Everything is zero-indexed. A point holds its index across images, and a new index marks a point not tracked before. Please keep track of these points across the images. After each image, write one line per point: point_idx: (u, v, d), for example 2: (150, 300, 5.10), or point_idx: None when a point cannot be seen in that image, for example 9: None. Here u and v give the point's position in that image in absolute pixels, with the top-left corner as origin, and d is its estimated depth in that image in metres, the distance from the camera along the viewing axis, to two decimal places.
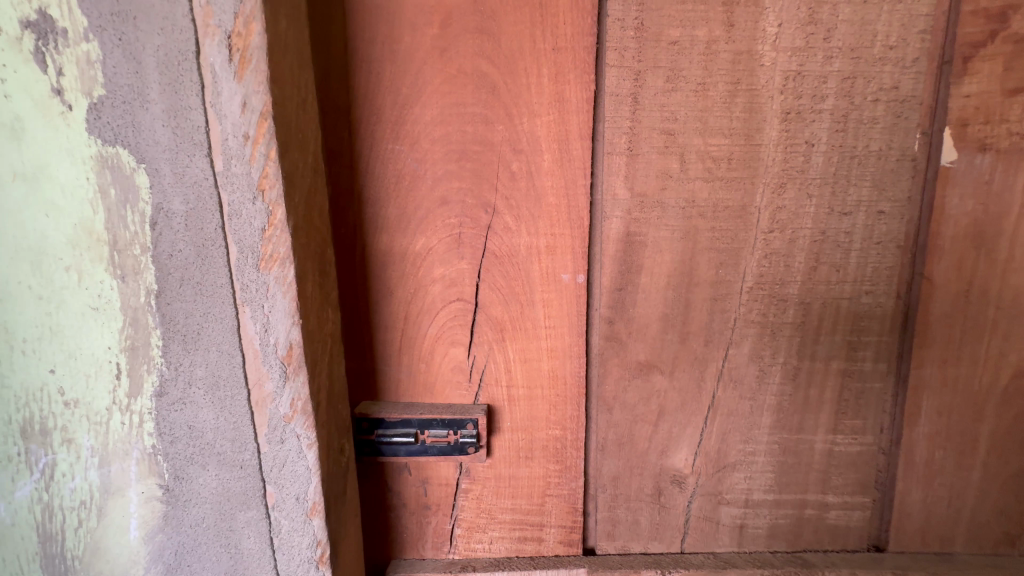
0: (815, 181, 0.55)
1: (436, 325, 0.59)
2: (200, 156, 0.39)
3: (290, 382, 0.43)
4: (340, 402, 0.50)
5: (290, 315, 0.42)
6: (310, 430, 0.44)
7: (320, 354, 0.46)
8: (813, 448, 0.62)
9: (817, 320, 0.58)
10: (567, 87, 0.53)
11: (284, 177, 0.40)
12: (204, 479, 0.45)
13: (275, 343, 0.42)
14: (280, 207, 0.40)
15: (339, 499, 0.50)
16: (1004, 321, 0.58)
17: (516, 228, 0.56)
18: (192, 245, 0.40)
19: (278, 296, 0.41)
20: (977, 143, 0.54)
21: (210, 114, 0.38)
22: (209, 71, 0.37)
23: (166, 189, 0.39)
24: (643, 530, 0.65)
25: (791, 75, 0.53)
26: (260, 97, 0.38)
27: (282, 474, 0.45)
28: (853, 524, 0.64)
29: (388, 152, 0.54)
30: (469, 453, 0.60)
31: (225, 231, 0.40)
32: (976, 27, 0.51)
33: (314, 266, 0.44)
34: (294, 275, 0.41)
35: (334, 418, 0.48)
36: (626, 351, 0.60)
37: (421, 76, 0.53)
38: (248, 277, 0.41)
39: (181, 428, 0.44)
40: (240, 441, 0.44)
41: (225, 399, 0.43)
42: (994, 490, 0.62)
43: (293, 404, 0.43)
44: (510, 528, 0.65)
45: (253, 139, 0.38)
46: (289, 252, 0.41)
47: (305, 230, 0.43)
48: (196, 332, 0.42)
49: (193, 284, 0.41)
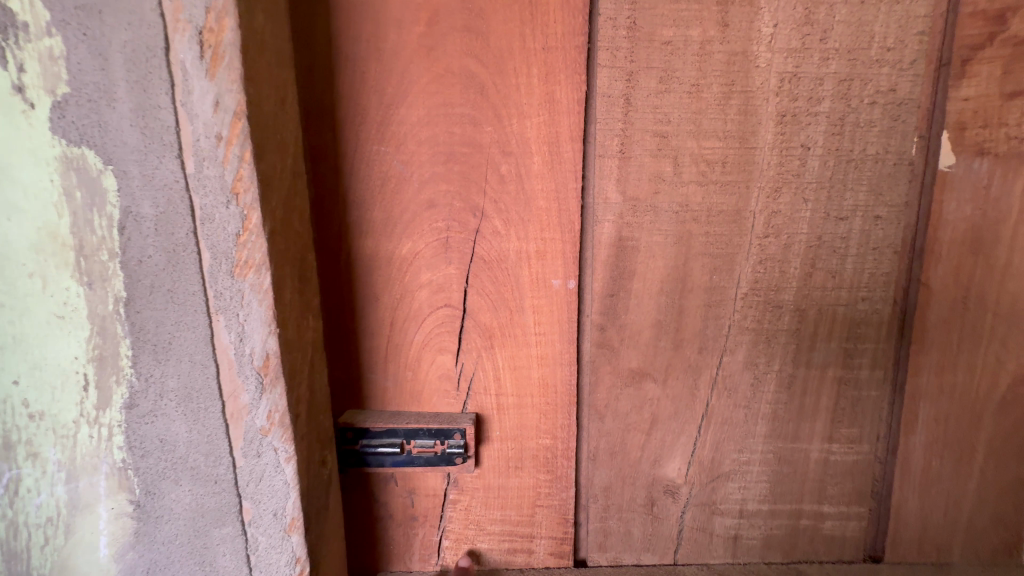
0: (811, 185, 0.54)
1: (423, 332, 0.57)
2: (170, 158, 0.37)
3: (266, 394, 0.41)
4: (320, 413, 0.49)
5: (266, 323, 0.40)
6: (288, 443, 0.43)
7: (298, 363, 0.44)
8: (808, 457, 0.61)
9: (812, 327, 0.57)
10: (558, 87, 0.51)
11: (260, 180, 0.38)
12: (177, 495, 0.43)
13: (250, 353, 0.40)
14: (256, 211, 0.38)
15: (319, 513, 0.48)
16: (1002, 328, 0.57)
17: (504, 232, 0.55)
18: (163, 250, 0.38)
19: (253, 304, 0.40)
20: (975, 148, 0.53)
21: (181, 113, 0.36)
22: (179, 68, 0.36)
23: (135, 191, 0.37)
24: (635, 541, 0.63)
25: (786, 77, 0.51)
26: (233, 95, 0.36)
27: (259, 488, 0.43)
28: (848, 535, 0.63)
29: (372, 154, 0.53)
30: (457, 463, 0.59)
31: (197, 236, 0.38)
32: (974, 29, 0.50)
33: (292, 272, 0.43)
34: (271, 282, 0.40)
35: (314, 430, 0.47)
36: (618, 358, 0.58)
37: (407, 75, 0.51)
38: (222, 284, 0.39)
39: (153, 441, 0.42)
40: (215, 456, 0.42)
41: (199, 411, 0.41)
42: (991, 499, 0.61)
43: (270, 417, 0.42)
44: (499, 540, 0.63)
45: (227, 139, 0.37)
46: (265, 259, 0.39)
47: (282, 235, 0.42)
48: (168, 342, 0.40)
49: (164, 291, 0.39)
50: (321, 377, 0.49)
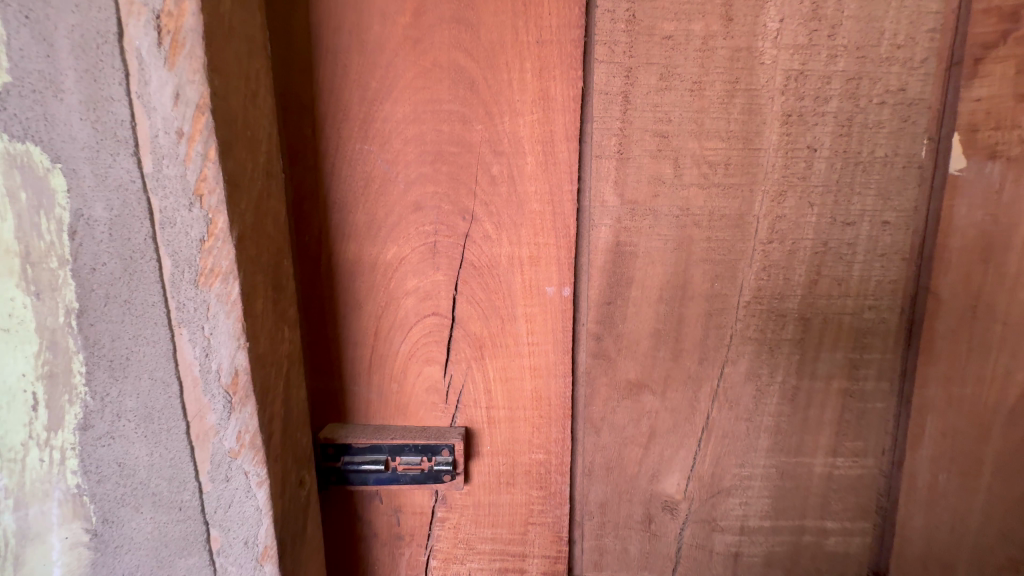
0: (817, 188, 0.51)
1: (409, 341, 0.54)
2: (127, 156, 0.34)
3: (235, 414, 0.38)
4: (298, 431, 0.45)
5: (234, 337, 0.37)
6: (260, 465, 0.40)
7: (272, 380, 0.41)
8: (812, 472, 0.58)
9: (817, 336, 0.55)
10: (553, 84, 0.48)
11: (226, 181, 0.35)
12: (138, 523, 0.40)
13: (217, 369, 0.37)
14: (222, 214, 0.35)
15: (296, 539, 0.45)
16: (1012, 338, 0.55)
17: (496, 237, 0.52)
18: (119, 259, 0.35)
19: (220, 316, 0.37)
20: (988, 150, 0.50)
21: (137, 107, 0.34)
22: (133, 56, 0.33)
23: (86, 192, 0.34)
24: (632, 559, 0.61)
25: (792, 75, 0.49)
26: (195, 87, 0.33)
27: (228, 515, 0.40)
28: (852, 552, 0.61)
29: (355, 153, 0.49)
30: (445, 481, 0.55)
31: (157, 241, 0.36)
32: (987, 27, 0.48)
33: (266, 279, 0.40)
34: (239, 291, 0.37)
35: (291, 448, 0.43)
36: (615, 369, 0.55)
37: (393, 68, 0.48)
38: (185, 294, 0.36)
39: (110, 465, 0.39)
40: (178, 481, 0.39)
41: (160, 433, 0.38)
42: (998, 515, 0.59)
43: (240, 438, 0.39)
44: (490, 559, 0.60)
45: (188, 136, 0.34)
46: (232, 266, 0.36)
47: (254, 240, 0.38)
48: (125, 358, 0.37)
49: (120, 302, 0.36)
50: (299, 392, 0.45)
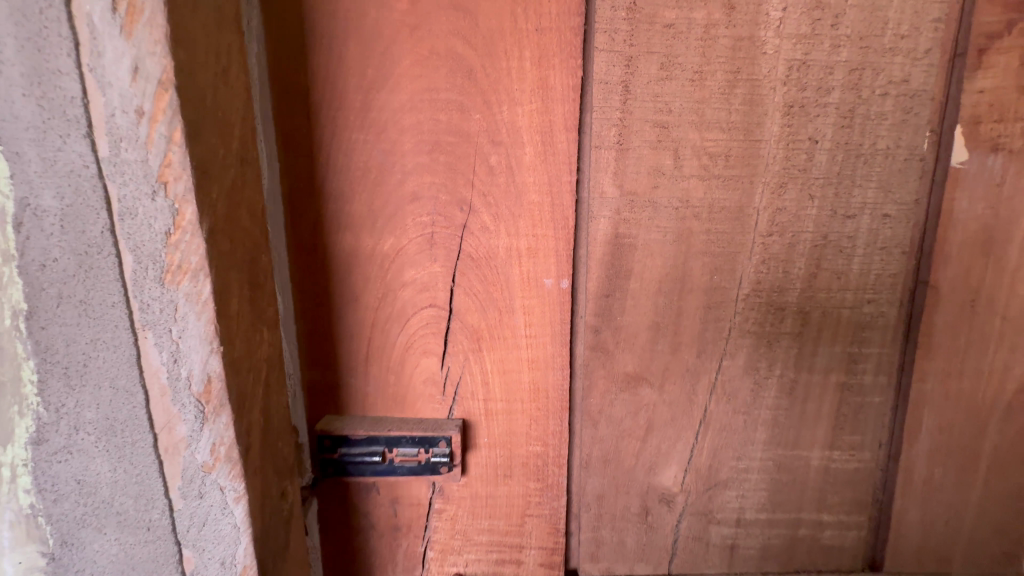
0: (817, 181, 0.51)
1: (406, 333, 0.54)
2: (78, 137, 0.35)
3: (208, 424, 0.40)
4: (279, 441, 0.47)
5: (206, 341, 0.38)
6: (236, 480, 0.41)
7: (249, 384, 0.42)
8: (808, 465, 0.58)
9: (815, 330, 0.55)
10: (552, 73, 0.48)
11: (193, 166, 0.36)
12: (101, 543, 0.42)
13: (187, 376, 0.39)
14: (188, 203, 0.36)
15: (277, 554, 0.47)
16: (1010, 333, 0.55)
17: (493, 228, 0.51)
18: (73, 254, 0.37)
19: (190, 315, 0.38)
20: (990, 143, 0.50)
21: (89, 81, 0.34)
22: (84, 24, 0.33)
23: (34, 179, 0.36)
24: (628, 550, 0.61)
25: (794, 65, 0.48)
26: (156, 59, 0.34)
27: (203, 531, 0.42)
28: (848, 545, 0.61)
29: (352, 143, 0.49)
30: (442, 472, 0.55)
31: (115, 233, 0.37)
32: (993, 17, 0.48)
33: (240, 277, 0.41)
34: (209, 290, 0.38)
35: (269, 459, 0.45)
36: (613, 362, 0.55)
37: (389, 56, 0.47)
38: (150, 294, 0.38)
39: (69, 483, 0.41)
40: (145, 499, 0.41)
41: (123, 447, 0.40)
42: (994, 509, 0.59)
43: (214, 450, 0.40)
44: (487, 551, 0.60)
45: (149, 116, 0.34)
46: (201, 262, 0.37)
47: (227, 235, 0.39)
48: (82, 365, 0.38)
49: (75, 302, 0.37)
50: (278, 400, 0.47)
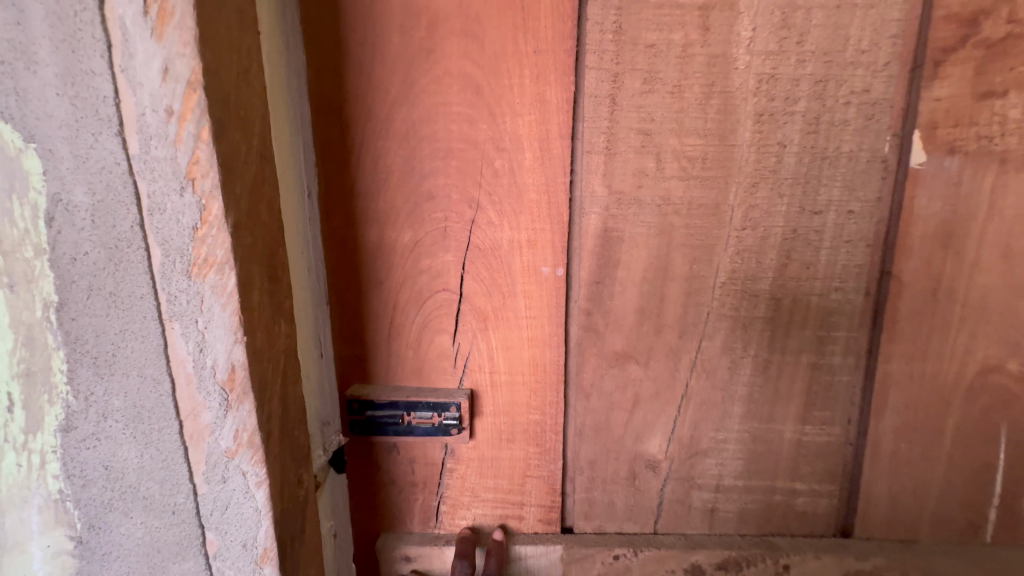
0: (787, 180, 0.57)
1: (423, 313, 0.62)
2: (110, 136, 0.41)
3: (231, 412, 0.46)
4: (295, 431, 0.54)
5: (230, 332, 0.45)
6: (258, 467, 0.48)
7: (268, 373, 0.49)
8: (782, 438, 0.65)
9: (787, 315, 0.61)
10: (548, 88, 0.55)
11: (219, 163, 0.42)
12: (129, 525, 0.49)
13: (213, 367, 0.45)
14: (214, 198, 0.42)
15: (294, 535, 0.54)
16: (971, 319, 0.60)
17: (498, 222, 0.59)
18: (102, 248, 0.43)
19: (215, 304, 0.44)
20: (947, 146, 0.55)
21: (120, 80, 0.40)
22: (116, 26, 0.39)
23: (65, 175, 0.41)
24: (618, 511, 0.68)
25: (764, 78, 0.55)
26: (184, 61, 0.39)
27: (227, 512, 0.49)
28: (820, 512, 0.67)
29: (377, 150, 0.57)
30: (452, 433, 0.64)
31: (143, 228, 0.43)
32: (948, 32, 0.53)
33: (261, 272, 0.47)
34: (234, 283, 0.44)
35: (287, 446, 0.52)
36: (604, 341, 0.63)
37: (409, 76, 0.55)
38: (178, 286, 0.44)
39: (98, 468, 0.47)
40: (171, 484, 0.48)
41: (151, 433, 0.47)
42: (958, 482, 0.64)
43: (238, 436, 0.47)
44: (492, 506, 0.68)
45: (178, 115, 0.40)
46: (224, 256, 0.43)
47: (249, 231, 0.46)
48: (112, 353, 0.45)
49: (105, 295, 0.44)
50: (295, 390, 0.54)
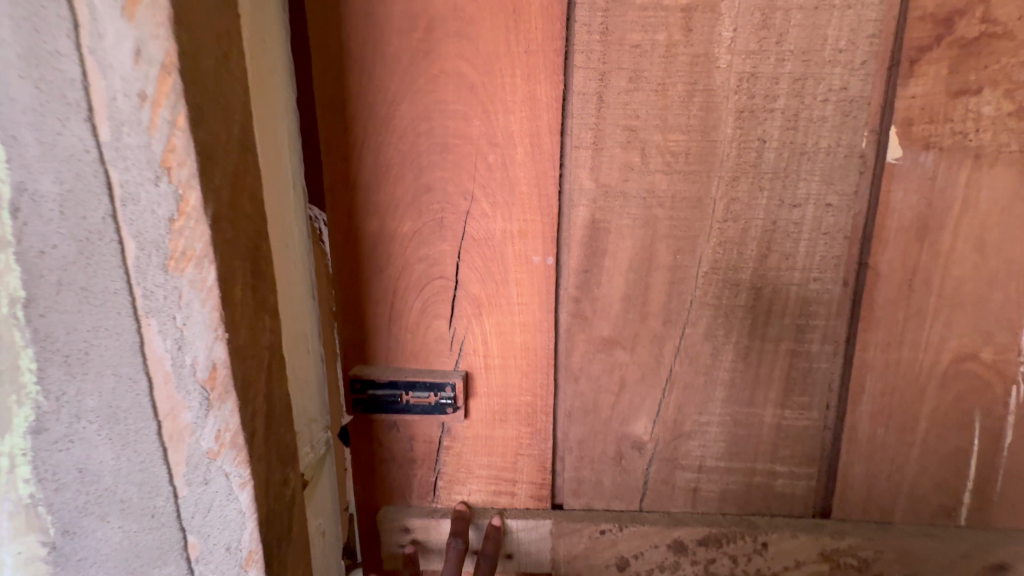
0: (767, 175, 0.60)
1: (421, 299, 0.66)
2: (78, 121, 0.41)
3: (213, 411, 0.47)
4: (282, 430, 0.55)
5: (211, 327, 0.45)
6: (241, 467, 0.49)
7: (252, 370, 0.50)
8: (762, 421, 0.68)
9: (767, 304, 0.64)
10: (538, 86, 0.59)
11: (196, 152, 0.42)
12: (106, 530, 0.49)
13: (192, 364, 0.46)
14: (191, 189, 0.43)
15: (281, 535, 0.55)
16: (945, 309, 0.62)
17: (491, 214, 0.63)
18: (74, 241, 0.43)
19: (195, 299, 0.45)
20: (922, 142, 0.57)
21: (89, 65, 0.40)
22: (86, 10, 0.39)
23: (34, 166, 0.42)
24: (605, 489, 0.72)
25: (744, 77, 0.57)
26: (158, 45, 0.40)
27: (210, 514, 0.50)
28: (799, 493, 0.70)
29: (378, 145, 0.61)
30: (448, 412, 0.69)
31: (117, 220, 0.43)
32: (923, 32, 0.55)
33: (243, 266, 0.48)
34: (213, 276, 0.45)
35: (274, 445, 0.53)
36: (592, 327, 0.66)
37: (408, 76, 0.59)
38: (155, 280, 0.44)
39: (71, 472, 0.48)
40: (150, 487, 0.49)
41: (128, 434, 0.47)
42: (932, 465, 0.67)
43: (219, 437, 0.48)
44: (486, 482, 0.73)
45: (153, 102, 0.41)
46: (204, 248, 0.44)
47: (230, 224, 0.46)
48: (84, 353, 0.45)
49: (78, 290, 0.44)
50: (281, 389, 0.54)
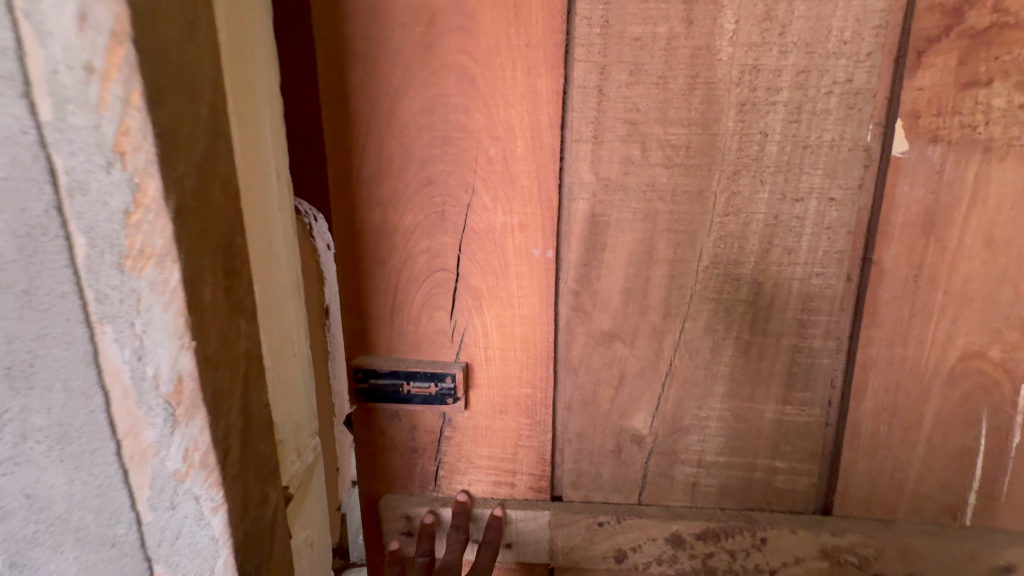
0: (768, 169, 0.59)
1: (422, 291, 0.67)
2: (10, 95, 0.34)
3: (179, 431, 0.42)
4: (262, 443, 0.50)
5: (176, 337, 0.40)
6: (214, 489, 0.44)
7: (225, 384, 0.44)
8: (762, 417, 0.67)
9: (768, 299, 0.63)
10: (539, 80, 0.59)
11: (155, 133, 0.36)
12: (62, 560, 0.44)
13: (155, 378, 0.40)
14: (150, 176, 0.36)
15: (262, 559, 0.50)
16: (951, 306, 0.61)
17: (492, 207, 0.63)
18: (12, 236, 0.36)
19: (157, 304, 0.39)
20: (929, 135, 0.56)
21: (21, 24, 0.33)
22: None
23: None
24: (604, 481, 0.72)
25: (746, 70, 0.57)
26: (107, 9, 0.33)
27: (180, 541, 0.45)
28: (799, 489, 0.69)
29: (381, 139, 0.62)
30: (448, 402, 0.69)
31: (61, 211, 0.36)
32: (932, 22, 0.54)
33: (215, 264, 0.42)
34: (178, 278, 0.39)
35: (253, 461, 0.48)
36: (591, 320, 0.66)
37: (410, 70, 0.60)
38: (110, 282, 0.38)
39: (19, 498, 0.42)
40: (109, 513, 0.43)
41: (81, 457, 0.41)
42: (936, 464, 0.66)
43: (188, 457, 0.43)
44: (486, 473, 0.74)
45: (102, 74, 0.34)
46: (166, 246, 0.38)
47: (199, 216, 0.40)
48: (29, 364, 0.39)
49: (19, 294, 0.37)
50: (259, 397, 0.49)
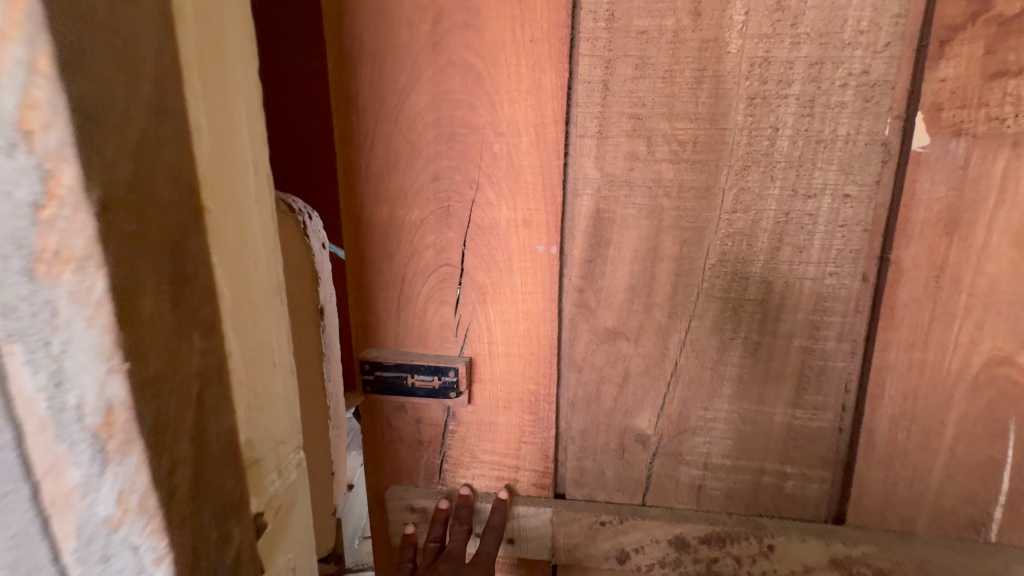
0: (779, 164, 0.58)
1: (428, 286, 0.68)
2: None
3: (109, 472, 0.31)
4: (225, 478, 0.38)
5: (102, 356, 0.29)
6: (158, 547, 0.33)
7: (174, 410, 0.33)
8: (772, 420, 0.65)
9: (778, 298, 0.61)
10: (544, 75, 0.59)
11: (65, 97, 0.26)
12: None
13: (77, 409, 0.29)
14: (62, 159, 0.26)
15: None
16: (976, 309, 0.58)
17: (497, 202, 0.64)
18: None
19: (74, 320, 0.28)
20: (952, 129, 0.54)
21: None
22: None
23: None
24: (607, 481, 0.72)
25: (756, 62, 0.55)
26: None
27: None
28: (810, 496, 0.67)
29: (389, 135, 0.63)
30: (452, 396, 0.70)
31: None
32: (956, 10, 0.51)
33: (156, 265, 0.32)
34: (104, 285, 0.29)
35: (211, 508, 0.37)
36: (595, 318, 0.66)
37: (417, 67, 0.61)
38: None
39: None
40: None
41: None
42: (959, 476, 0.63)
43: (122, 502, 0.31)
44: (489, 468, 0.74)
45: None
46: (89, 245, 0.28)
47: (124, 213, 0.29)
48: None
49: None
50: (219, 421, 0.37)
